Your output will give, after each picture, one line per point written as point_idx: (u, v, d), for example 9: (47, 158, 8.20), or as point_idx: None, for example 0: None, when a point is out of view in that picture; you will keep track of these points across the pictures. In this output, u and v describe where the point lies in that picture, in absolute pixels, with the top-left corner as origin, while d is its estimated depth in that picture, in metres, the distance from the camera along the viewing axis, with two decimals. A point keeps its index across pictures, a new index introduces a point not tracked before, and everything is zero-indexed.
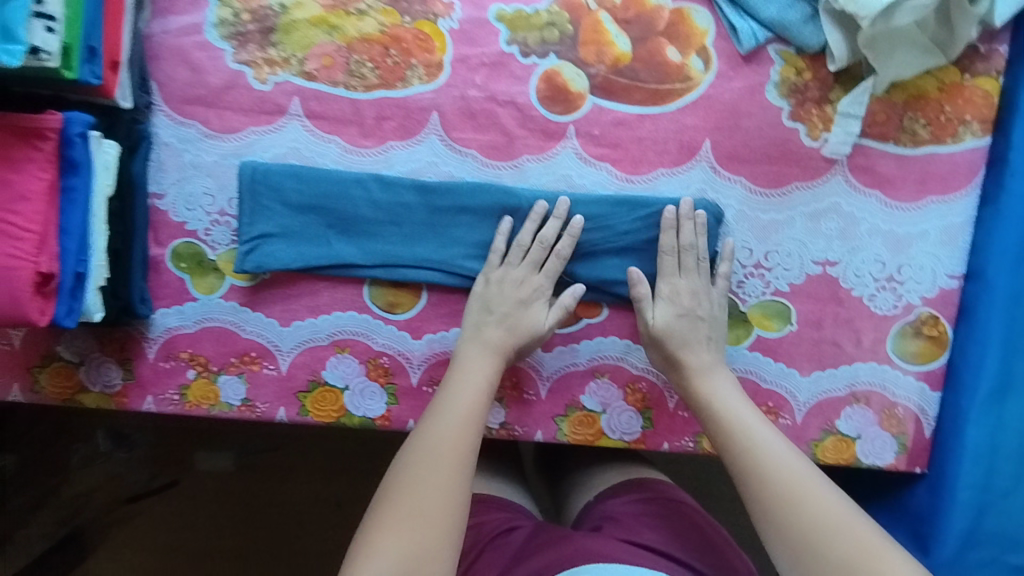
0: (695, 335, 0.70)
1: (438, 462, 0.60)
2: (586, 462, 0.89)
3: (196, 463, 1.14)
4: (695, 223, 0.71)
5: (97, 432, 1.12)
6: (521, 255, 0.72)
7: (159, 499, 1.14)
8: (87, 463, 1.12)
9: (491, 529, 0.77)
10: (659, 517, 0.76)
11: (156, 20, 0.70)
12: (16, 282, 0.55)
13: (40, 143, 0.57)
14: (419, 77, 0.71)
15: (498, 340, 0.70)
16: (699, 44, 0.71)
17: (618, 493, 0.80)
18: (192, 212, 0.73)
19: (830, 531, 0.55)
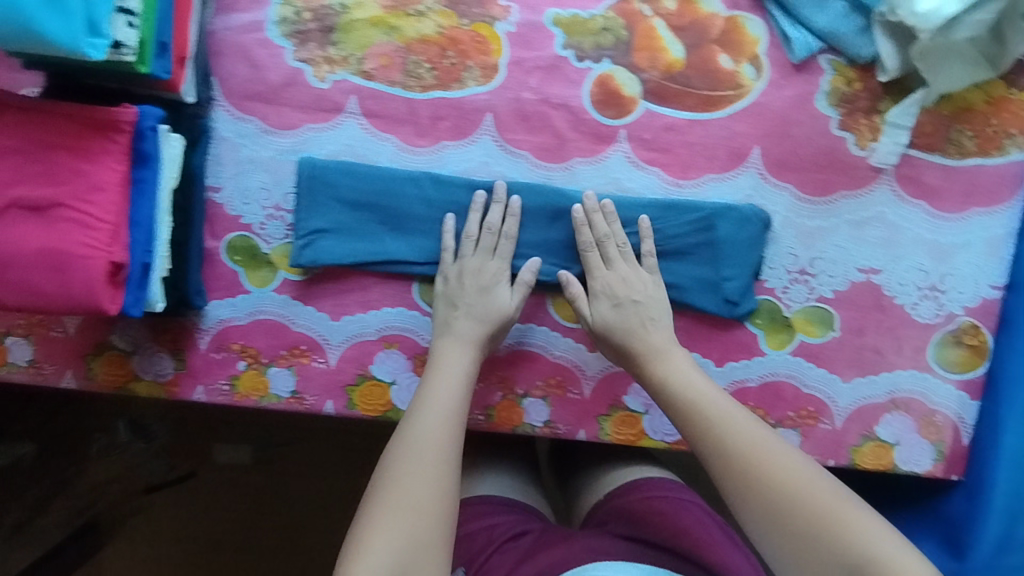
0: (641, 320, 0.70)
1: (405, 440, 0.61)
2: (594, 461, 0.90)
3: (213, 455, 1.16)
4: (603, 214, 0.72)
5: (118, 421, 1.12)
6: (473, 246, 0.73)
7: (177, 490, 1.16)
8: (105, 453, 1.10)
9: (502, 531, 0.76)
10: (668, 516, 0.76)
11: (219, 17, 0.71)
12: (92, 272, 0.57)
13: (115, 135, 0.58)
14: (475, 79, 0.72)
15: (471, 331, 0.70)
16: (752, 53, 0.72)
17: (626, 492, 0.81)
18: (248, 206, 0.74)
19: (793, 503, 0.56)
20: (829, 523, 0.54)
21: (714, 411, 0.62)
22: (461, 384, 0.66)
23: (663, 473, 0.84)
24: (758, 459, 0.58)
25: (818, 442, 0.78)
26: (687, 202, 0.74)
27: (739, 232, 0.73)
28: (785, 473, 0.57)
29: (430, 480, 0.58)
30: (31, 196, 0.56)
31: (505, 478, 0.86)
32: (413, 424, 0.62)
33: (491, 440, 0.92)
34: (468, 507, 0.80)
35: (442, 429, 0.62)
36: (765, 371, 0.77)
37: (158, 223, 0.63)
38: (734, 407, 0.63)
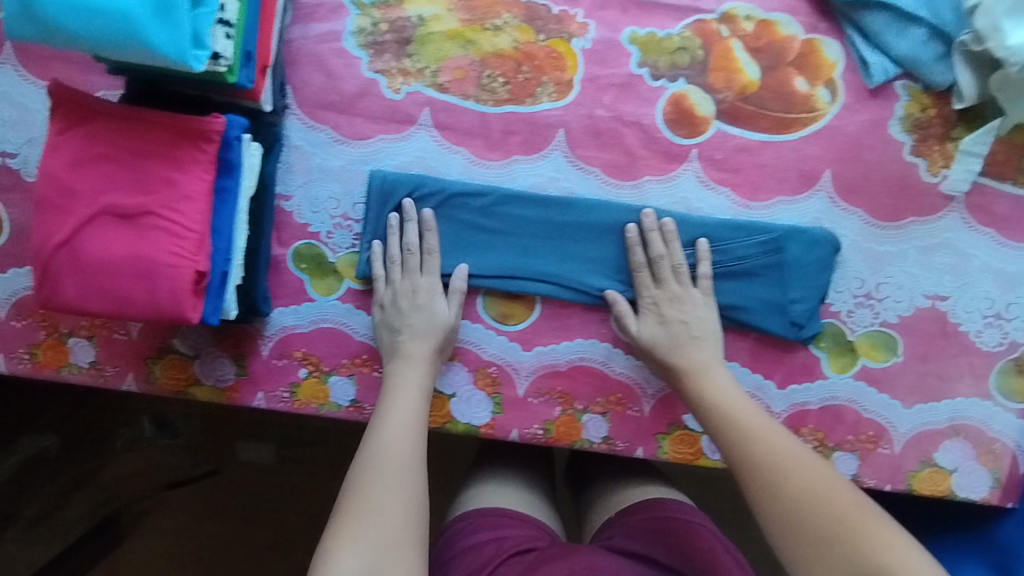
0: (685, 339, 0.71)
1: (382, 444, 0.64)
2: (608, 475, 0.86)
3: (237, 454, 1.15)
4: (661, 233, 0.73)
5: (143, 418, 1.13)
6: (399, 269, 0.73)
7: (197, 486, 1.16)
8: (130, 448, 1.13)
9: (509, 546, 0.73)
10: (680, 539, 0.73)
11: (297, 26, 0.72)
12: (178, 280, 0.57)
13: (206, 145, 0.58)
14: (549, 94, 0.72)
15: (422, 348, 0.71)
16: (828, 76, 0.72)
17: (639, 510, 0.77)
18: (317, 215, 0.74)
19: (808, 504, 0.56)
20: (839, 523, 0.54)
21: (744, 419, 0.64)
22: (422, 402, 0.68)
23: (676, 494, 0.81)
24: (777, 464, 0.60)
25: (877, 466, 0.77)
26: (756, 224, 0.73)
27: (808, 255, 0.73)
28: (801, 476, 0.58)
29: (400, 485, 0.61)
30: (122, 204, 0.56)
31: (518, 488, 0.83)
32: (387, 431, 0.65)
33: (502, 448, 0.89)
34: (475, 517, 0.77)
35: (411, 439, 0.65)
36: (827, 395, 0.76)
37: (237, 232, 0.63)
38: (762, 417, 0.65)
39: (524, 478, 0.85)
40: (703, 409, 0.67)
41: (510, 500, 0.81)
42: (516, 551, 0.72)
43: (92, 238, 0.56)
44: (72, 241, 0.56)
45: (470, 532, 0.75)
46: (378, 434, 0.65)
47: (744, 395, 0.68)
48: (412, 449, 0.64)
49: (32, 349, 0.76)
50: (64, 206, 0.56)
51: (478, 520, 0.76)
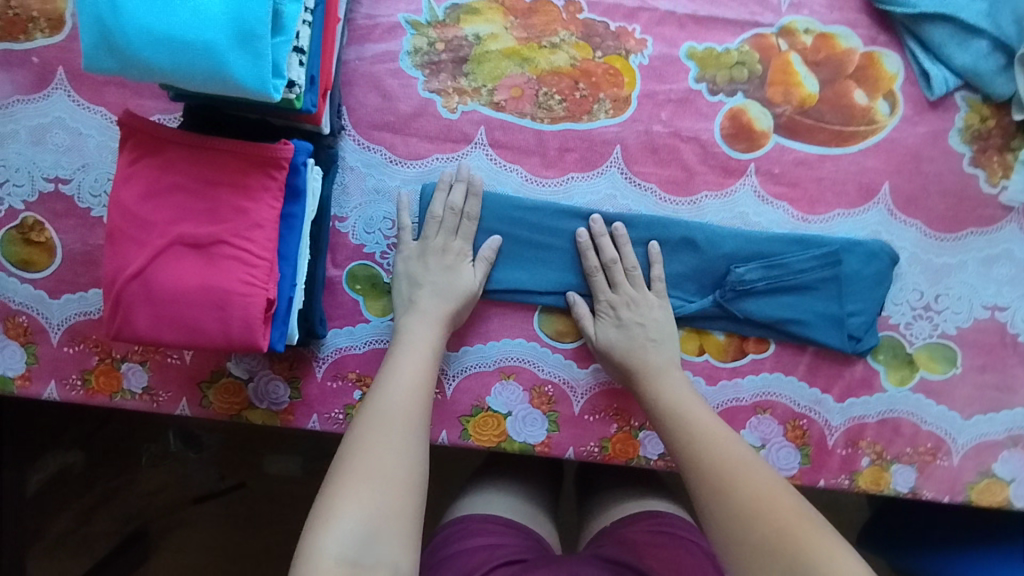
0: (643, 341, 0.70)
1: (383, 404, 0.61)
2: (611, 486, 0.83)
3: (265, 467, 1.14)
4: (612, 237, 0.72)
5: (168, 432, 1.13)
6: (437, 225, 0.71)
7: (226, 500, 1.14)
8: (156, 462, 1.14)
9: (498, 552, 0.69)
10: (670, 553, 0.70)
11: (353, 47, 0.72)
12: (251, 308, 0.57)
13: (276, 172, 0.57)
14: (606, 111, 0.72)
15: (437, 309, 0.69)
16: (887, 89, 0.72)
17: (634, 522, 0.75)
18: (371, 235, 0.74)
19: (756, 510, 0.55)
20: (784, 535, 0.53)
21: (692, 420, 0.63)
22: (428, 364, 0.66)
23: (673, 508, 0.78)
24: (728, 471, 0.58)
25: (936, 479, 0.76)
26: (816, 237, 0.72)
27: (867, 268, 0.72)
28: (752, 487, 0.57)
29: (406, 449, 0.58)
30: (194, 233, 0.56)
31: (515, 497, 0.80)
32: (390, 390, 0.62)
33: (500, 456, 0.86)
34: (470, 523, 0.74)
35: (415, 399, 0.62)
36: (885, 408, 0.76)
37: (301, 258, 0.62)
38: (716, 422, 0.64)
39: (524, 486, 0.82)
40: (656, 409, 0.66)
41: (504, 509, 0.77)
42: (504, 560, 0.67)
43: (164, 268, 0.56)
44: (144, 271, 0.56)
45: (458, 539, 0.72)
46: (381, 391, 0.62)
47: (698, 400, 0.66)
48: (418, 410, 0.61)
49: (85, 375, 0.75)
50: (136, 236, 0.56)
51: (469, 527, 0.73)
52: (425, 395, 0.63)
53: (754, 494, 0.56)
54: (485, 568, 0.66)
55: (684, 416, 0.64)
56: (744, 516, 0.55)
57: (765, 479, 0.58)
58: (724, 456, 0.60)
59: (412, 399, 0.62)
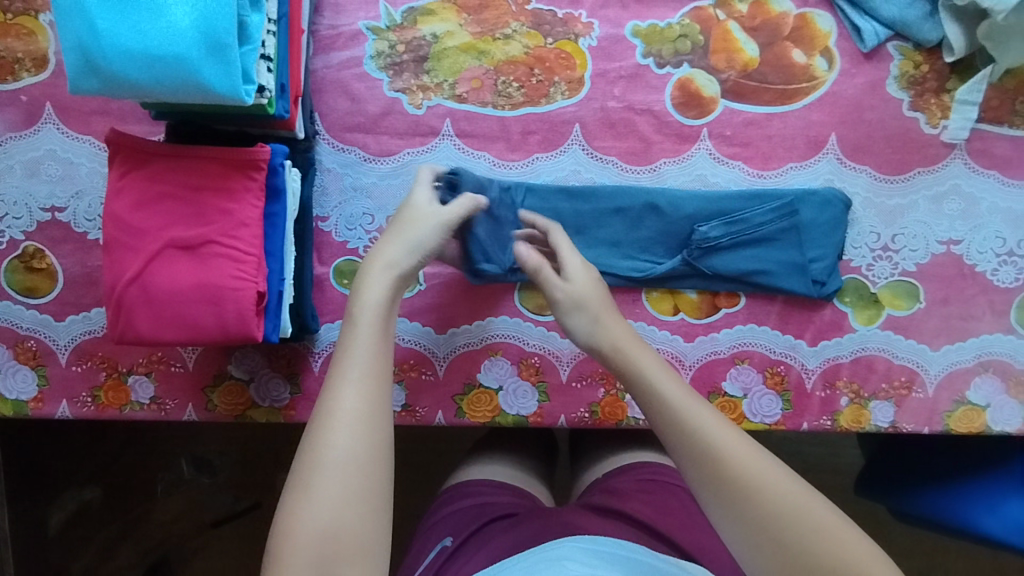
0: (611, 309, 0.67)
1: (335, 409, 0.54)
2: (598, 446, 0.87)
3: (278, 485, 1.16)
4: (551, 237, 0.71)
5: (181, 460, 1.17)
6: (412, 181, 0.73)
7: (245, 520, 1.16)
8: (171, 490, 1.17)
9: (494, 510, 0.73)
10: (657, 497, 0.73)
11: (319, 57, 0.76)
12: (243, 301, 0.61)
13: (255, 173, 0.62)
14: (562, 93, 0.77)
15: (388, 251, 0.64)
16: (823, 46, 0.77)
17: (621, 473, 0.78)
18: (353, 231, 0.78)
19: (781, 526, 0.50)
20: (811, 536, 0.49)
21: (706, 427, 0.55)
22: (381, 353, 0.59)
23: (659, 458, 0.82)
24: (735, 473, 0.52)
25: (913, 411, 0.80)
26: (770, 191, 0.77)
27: (822, 215, 0.76)
28: (767, 484, 0.51)
29: (359, 459, 0.53)
30: (184, 236, 0.60)
31: (507, 464, 0.83)
32: (344, 391, 0.55)
33: (493, 430, 0.89)
34: (462, 488, 0.78)
35: (366, 385, 0.56)
36: (857, 347, 0.79)
37: (287, 253, 0.66)
38: (708, 414, 0.56)
39: (515, 455, 0.85)
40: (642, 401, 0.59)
41: (498, 474, 0.81)
42: (498, 514, 0.72)
43: (159, 271, 0.60)
44: (142, 275, 0.60)
45: (453, 501, 0.76)
46: (331, 392, 0.55)
47: (683, 386, 0.58)
48: (374, 409, 0.55)
49: (94, 391, 0.79)
50: (131, 244, 0.60)
51: (464, 490, 0.77)
52: (380, 383, 0.57)
53: (782, 502, 0.50)
54: (479, 521, 0.71)
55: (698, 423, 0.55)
56: (771, 530, 0.50)
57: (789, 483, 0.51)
58: (743, 462, 0.52)
59: (370, 400, 0.56)
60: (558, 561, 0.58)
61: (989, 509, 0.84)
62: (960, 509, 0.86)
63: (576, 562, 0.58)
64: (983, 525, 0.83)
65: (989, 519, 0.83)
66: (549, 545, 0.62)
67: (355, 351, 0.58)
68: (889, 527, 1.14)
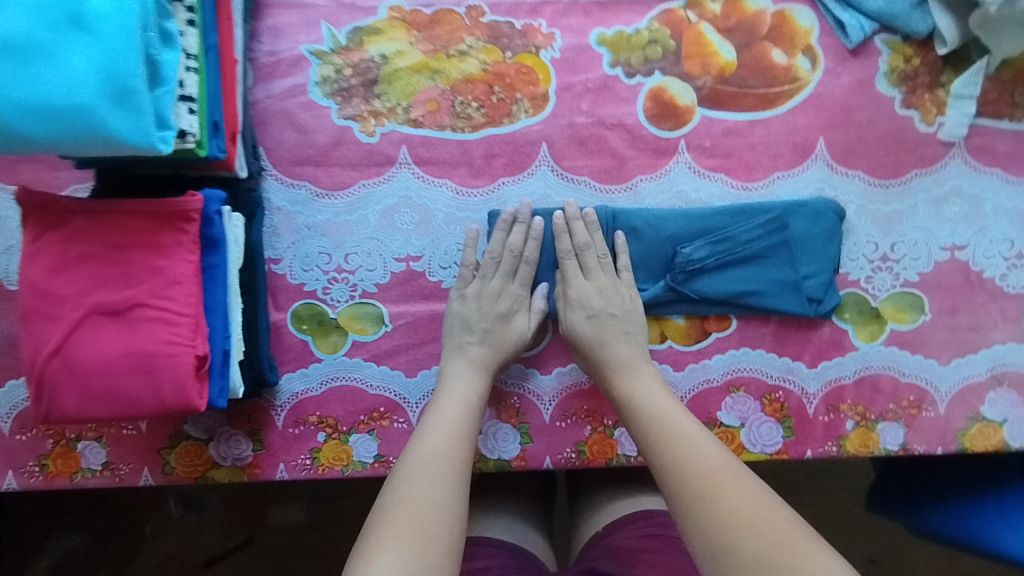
0: (613, 334, 0.68)
1: (419, 454, 0.58)
2: (599, 488, 0.80)
3: (270, 518, 1.10)
4: (585, 222, 0.70)
5: (168, 499, 1.10)
6: (493, 266, 0.70)
7: (236, 559, 1.10)
8: (160, 530, 1.10)
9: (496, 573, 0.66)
10: (663, 556, 0.66)
11: (260, 87, 0.71)
12: (179, 368, 0.55)
13: (186, 226, 0.56)
14: (526, 110, 0.71)
15: (485, 358, 0.68)
16: (804, 44, 0.71)
17: (624, 527, 0.71)
18: (310, 273, 0.72)
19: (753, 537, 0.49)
20: (768, 550, 0.47)
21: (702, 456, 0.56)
22: (466, 409, 0.64)
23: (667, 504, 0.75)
24: (714, 478, 0.53)
25: (924, 431, 0.74)
26: (756, 205, 0.71)
27: (814, 228, 0.70)
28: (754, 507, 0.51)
29: (446, 502, 0.55)
30: (109, 301, 0.54)
31: (500, 517, 0.76)
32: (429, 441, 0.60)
33: (485, 479, 0.82)
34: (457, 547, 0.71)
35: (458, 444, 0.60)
36: (860, 366, 0.74)
37: (232, 307, 0.61)
38: (704, 433, 0.58)
39: (509, 503, 0.79)
40: (639, 419, 0.61)
41: (493, 529, 0.74)
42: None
43: (83, 341, 0.54)
44: (63, 347, 0.54)
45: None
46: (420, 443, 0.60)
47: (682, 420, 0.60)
48: (454, 462, 0.58)
49: (41, 460, 0.73)
50: (51, 313, 0.54)
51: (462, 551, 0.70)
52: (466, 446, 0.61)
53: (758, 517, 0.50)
54: None
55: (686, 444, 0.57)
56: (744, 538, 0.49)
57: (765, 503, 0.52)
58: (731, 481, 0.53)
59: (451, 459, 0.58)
60: None
61: (1011, 528, 0.77)
62: (980, 527, 0.79)
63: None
64: (1003, 544, 0.76)
65: (1010, 538, 0.76)
66: None
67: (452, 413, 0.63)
68: (900, 535, 1.09)
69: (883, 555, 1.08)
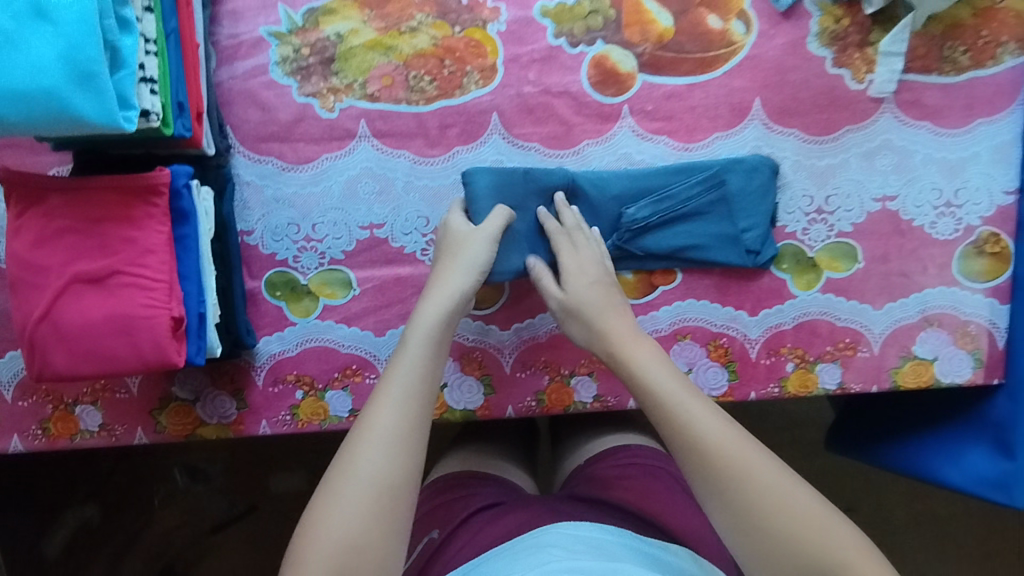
0: (609, 300, 0.69)
1: (377, 418, 0.58)
2: (581, 431, 0.88)
3: (272, 487, 1.17)
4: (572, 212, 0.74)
5: (174, 470, 1.17)
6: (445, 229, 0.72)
7: (240, 526, 1.17)
8: (168, 501, 1.17)
9: (480, 501, 0.73)
10: (637, 481, 0.74)
11: (223, 68, 0.75)
12: (157, 329, 0.60)
13: (156, 199, 0.61)
14: (476, 82, 0.75)
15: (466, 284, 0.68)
16: (738, 9, 0.74)
17: (603, 459, 0.80)
18: (280, 242, 0.77)
19: (767, 502, 0.52)
20: (796, 520, 0.51)
21: (711, 425, 0.56)
22: (427, 356, 0.63)
23: (641, 440, 0.83)
24: (734, 456, 0.54)
25: (860, 371, 0.79)
26: (695, 164, 0.75)
27: (750, 183, 0.75)
28: (762, 472, 0.53)
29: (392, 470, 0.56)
30: (89, 270, 0.59)
31: (493, 457, 0.84)
32: (383, 409, 0.58)
33: (477, 427, 0.90)
34: (451, 478, 0.78)
35: (410, 401, 0.59)
36: (798, 313, 0.79)
37: (206, 275, 0.66)
38: (702, 401, 0.59)
39: (498, 448, 0.86)
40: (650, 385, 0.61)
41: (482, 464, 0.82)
42: (483, 505, 0.72)
43: (68, 307, 0.59)
44: (50, 312, 0.59)
45: (426, 499, 0.76)
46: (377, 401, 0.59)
47: (683, 388, 0.60)
48: (407, 426, 0.58)
49: (43, 424, 0.79)
50: (37, 282, 0.60)
51: (453, 481, 0.77)
52: (421, 404, 0.60)
53: (768, 480, 0.53)
54: (464, 515, 0.71)
55: (689, 412, 0.57)
56: (763, 499, 0.52)
57: (770, 467, 0.54)
58: (735, 443, 0.55)
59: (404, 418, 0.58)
60: (542, 549, 0.58)
61: (950, 460, 0.83)
62: (923, 461, 0.85)
63: (559, 547, 0.58)
64: (944, 476, 0.82)
65: (949, 471, 0.82)
66: (539, 531, 0.62)
67: (407, 363, 0.62)
68: (876, 481, 1.15)
69: (859, 503, 1.15)
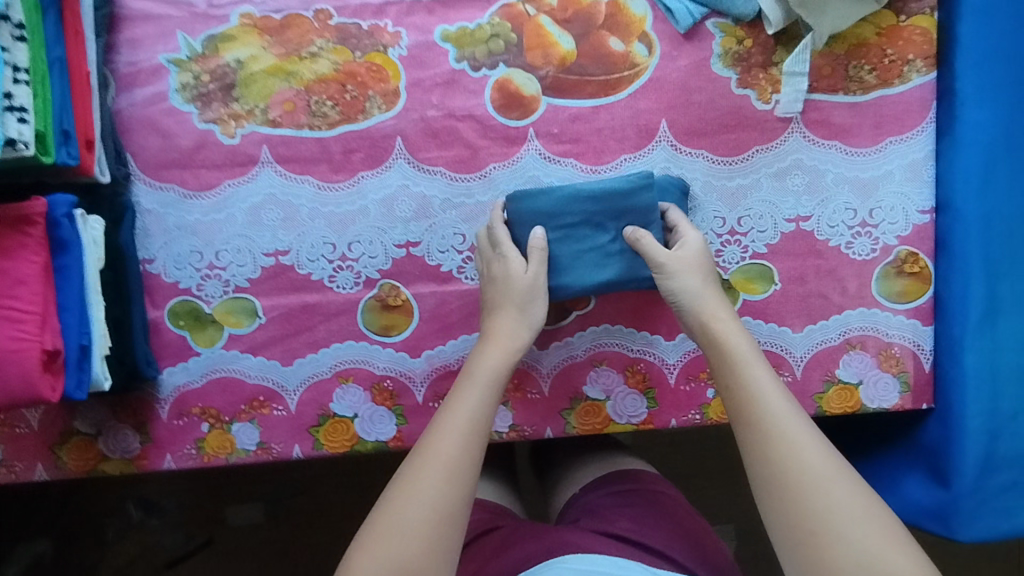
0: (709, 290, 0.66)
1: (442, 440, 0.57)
2: (570, 456, 0.86)
3: (229, 518, 1.12)
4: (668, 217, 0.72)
5: (126, 503, 1.11)
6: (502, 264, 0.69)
7: (194, 561, 1.12)
8: (122, 535, 1.11)
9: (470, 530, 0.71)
10: (640, 508, 0.72)
11: (123, 96, 0.74)
12: (26, 363, 0.58)
13: (29, 229, 0.60)
14: (378, 107, 0.74)
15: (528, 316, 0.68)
16: (639, 31, 0.74)
17: (598, 487, 0.77)
18: (183, 271, 0.75)
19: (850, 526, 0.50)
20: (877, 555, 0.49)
21: (803, 443, 0.54)
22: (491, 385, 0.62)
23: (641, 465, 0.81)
24: (823, 476, 0.52)
25: None
26: None
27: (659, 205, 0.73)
28: (850, 498, 0.51)
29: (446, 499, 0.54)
30: None
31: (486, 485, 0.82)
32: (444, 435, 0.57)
33: None
34: None
35: (471, 430, 0.58)
36: None
37: (91, 304, 0.64)
38: (795, 417, 0.56)
39: (489, 476, 0.84)
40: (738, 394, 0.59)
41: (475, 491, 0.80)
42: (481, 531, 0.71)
43: None
44: None
45: None
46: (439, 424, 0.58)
47: (779, 402, 0.57)
48: (466, 456, 0.56)
49: None
50: None
51: None
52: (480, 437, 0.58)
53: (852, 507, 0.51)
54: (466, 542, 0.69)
55: (782, 427, 0.55)
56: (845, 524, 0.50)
57: (853, 495, 0.52)
58: (824, 466, 0.53)
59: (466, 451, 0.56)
60: None
61: (890, 488, 0.79)
62: None
63: None
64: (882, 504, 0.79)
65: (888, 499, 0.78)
66: (546, 566, 0.59)
67: (473, 390, 0.60)
68: None
69: None
